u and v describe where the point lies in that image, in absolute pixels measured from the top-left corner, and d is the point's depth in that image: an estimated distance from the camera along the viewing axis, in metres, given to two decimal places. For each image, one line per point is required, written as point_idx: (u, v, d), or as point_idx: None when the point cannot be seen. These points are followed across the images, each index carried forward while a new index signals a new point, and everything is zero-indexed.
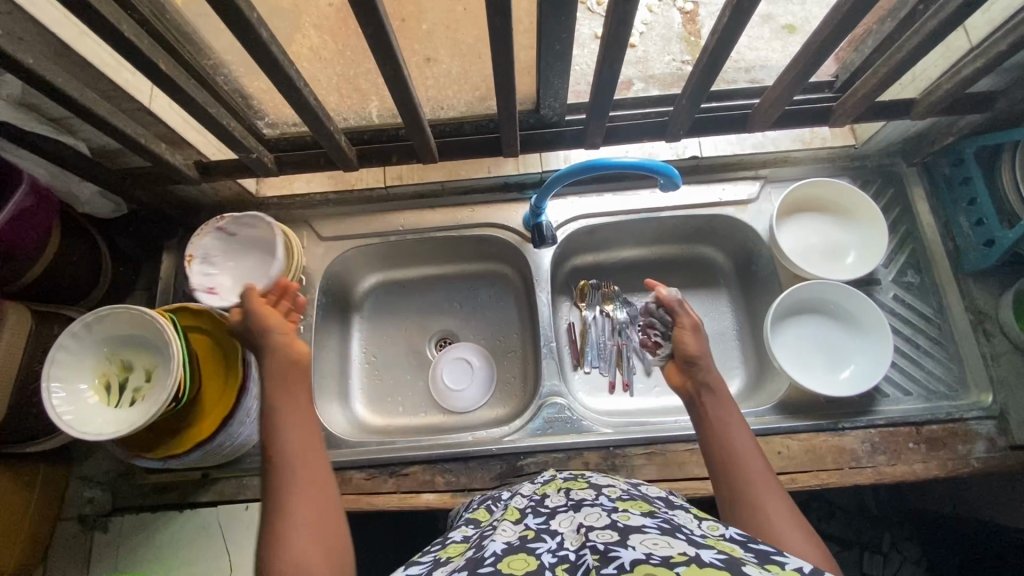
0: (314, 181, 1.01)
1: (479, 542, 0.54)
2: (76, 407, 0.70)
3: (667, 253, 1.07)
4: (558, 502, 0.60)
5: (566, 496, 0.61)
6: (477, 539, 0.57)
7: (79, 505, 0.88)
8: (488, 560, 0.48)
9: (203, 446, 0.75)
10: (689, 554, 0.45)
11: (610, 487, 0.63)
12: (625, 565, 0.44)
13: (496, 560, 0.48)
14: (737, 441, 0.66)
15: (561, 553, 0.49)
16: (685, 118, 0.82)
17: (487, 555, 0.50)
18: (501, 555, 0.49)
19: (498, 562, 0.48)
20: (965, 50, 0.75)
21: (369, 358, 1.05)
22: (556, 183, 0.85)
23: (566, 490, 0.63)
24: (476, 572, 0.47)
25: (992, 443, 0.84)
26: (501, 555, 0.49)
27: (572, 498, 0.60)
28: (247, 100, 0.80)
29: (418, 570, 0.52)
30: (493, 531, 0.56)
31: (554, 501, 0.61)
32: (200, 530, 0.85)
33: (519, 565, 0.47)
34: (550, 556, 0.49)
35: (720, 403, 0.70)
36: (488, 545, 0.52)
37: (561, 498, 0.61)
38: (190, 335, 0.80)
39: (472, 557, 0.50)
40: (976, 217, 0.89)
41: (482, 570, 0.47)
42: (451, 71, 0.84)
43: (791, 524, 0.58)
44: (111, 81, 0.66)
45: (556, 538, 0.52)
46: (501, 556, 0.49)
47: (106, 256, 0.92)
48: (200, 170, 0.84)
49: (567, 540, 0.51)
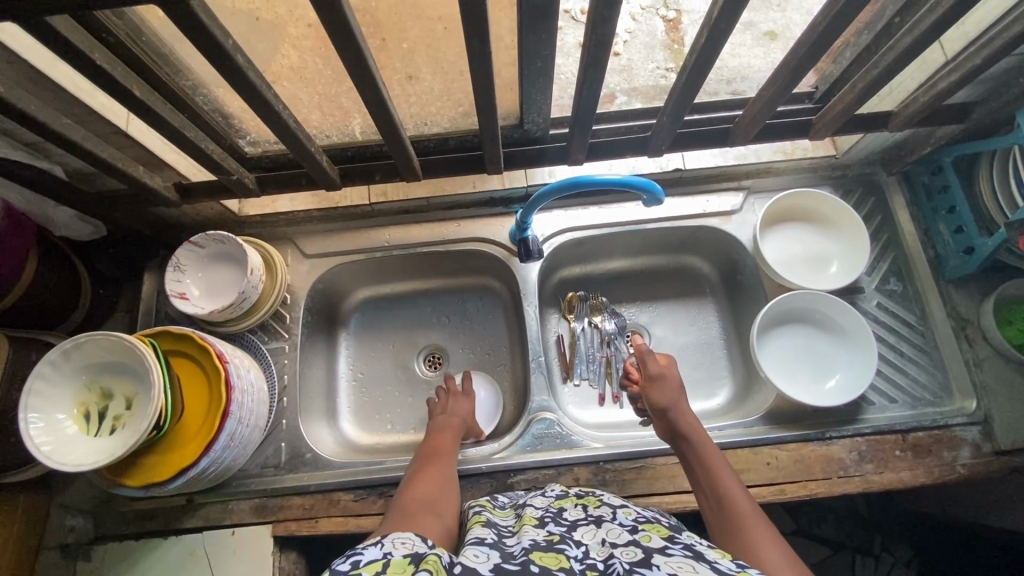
0: (298, 199, 1.00)
1: (505, 536, 0.57)
2: (54, 437, 0.69)
3: (653, 264, 1.07)
4: (577, 516, 0.62)
5: (585, 511, 0.63)
6: (498, 527, 0.61)
7: (62, 534, 0.86)
8: (521, 552, 0.51)
9: (186, 472, 0.74)
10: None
11: (625, 508, 0.65)
12: None
13: (527, 552, 0.52)
14: (722, 482, 0.70)
15: (588, 561, 0.52)
16: (666, 134, 0.82)
17: (518, 550, 0.53)
18: (532, 548, 0.52)
19: (531, 554, 0.51)
20: (940, 63, 0.76)
21: (356, 375, 1.04)
22: (541, 200, 0.85)
23: (583, 505, 0.65)
24: (509, 562, 0.50)
25: (977, 449, 0.85)
26: (531, 548, 0.52)
27: (591, 513, 0.62)
28: (226, 120, 0.79)
29: None
30: (516, 532, 0.58)
31: (573, 514, 0.63)
32: (185, 557, 0.83)
33: (552, 561, 0.50)
34: (578, 562, 0.51)
35: (702, 446, 0.75)
36: (517, 540, 0.55)
37: (579, 512, 0.63)
38: (170, 360, 0.79)
39: (506, 545, 0.54)
40: (955, 224, 0.90)
41: (516, 559, 0.50)
42: (433, 88, 0.84)
43: (779, 557, 0.58)
44: (86, 107, 0.65)
45: (580, 547, 0.54)
46: (532, 550, 0.52)
47: (85, 279, 0.90)
48: (180, 191, 0.83)
49: (592, 550, 0.54)
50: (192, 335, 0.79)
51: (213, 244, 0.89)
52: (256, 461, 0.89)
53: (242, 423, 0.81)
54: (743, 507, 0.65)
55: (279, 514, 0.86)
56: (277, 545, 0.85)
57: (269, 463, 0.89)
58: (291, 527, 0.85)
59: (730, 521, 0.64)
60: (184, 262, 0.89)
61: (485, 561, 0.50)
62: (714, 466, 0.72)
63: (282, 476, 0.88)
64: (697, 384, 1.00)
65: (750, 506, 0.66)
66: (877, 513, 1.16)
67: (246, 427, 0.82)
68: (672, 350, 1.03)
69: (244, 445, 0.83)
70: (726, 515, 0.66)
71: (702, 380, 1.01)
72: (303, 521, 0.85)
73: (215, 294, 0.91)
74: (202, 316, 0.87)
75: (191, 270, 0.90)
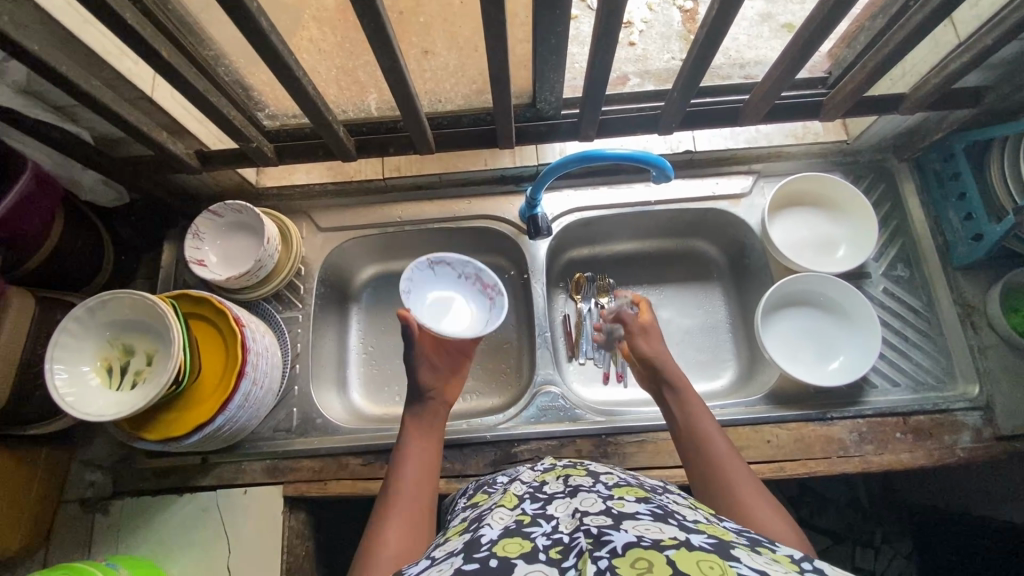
0: (314, 172, 1.03)
1: (474, 526, 0.55)
2: (77, 388, 0.72)
3: (661, 247, 1.08)
4: (556, 489, 0.61)
5: (565, 483, 0.62)
6: (475, 520, 0.58)
7: (81, 487, 0.89)
8: (484, 544, 0.50)
9: (202, 429, 0.76)
10: (680, 538, 0.46)
11: (607, 474, 0.64)
12: (617, 549, 0.44)
13: (490, 543, 0.50)
14: (705, 425, 0.71)
15: (555, 536, 0.50)
16: (676, 112, 0.83)
17: (482, 541, 0.50)
18: (496, 539, 0.51)
19: (493, 546, 0.49)
20: (953, 46, 0.76)
21: (367, 348, 1.06)
22: (550, 175, 0.86)
23: (565, 477, 0.64)
24: (472, 556, 0.48)
25: (977, 434, 0.86)
26: (497, 538, 0.51)
27: (569, 484, 0.61)
28: (248, 90, 0.82)
29: None
30: (489, 516, 0.57)
31: (553, 487, 0.62)
32: (198, 514, 0.87)
33: (513, 548, 0.48)
34: (544, 539, 0.50)
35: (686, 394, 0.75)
36: (485, 530, 0.53)
37: (558, 485, 0.61)
38: (189, 321, 0.82)
39: (470, 539, 0.52)
40: (965, 212, 0.90)
41: (477, 554, 0.48)
42: (449, 63, 0.85)
43: (762, 504, 0.61)
44: (114, 70, 0.68)
45: (551, 522, 0.53)
46: (496, 541, 0.50)
47: (108, 244, 0.93)
48: (201, 159, 0.85)
49: (562, 523, 0.52)
50: (211, 299, 0.81)
51: (231, 213, 0.92)
52: (268, 425, 0.92)
53: (257, 385, 0.83)
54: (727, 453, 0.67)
55: (290, 475, 0.89)
56: (287, 505, 0.88)
57: (280, 426, 0.92)
58: (301, 488, 0.88)
59: (714, 468, 0.66)
60: (204, 230, 0.92)
61: (445, 569, 0.47)
62: (696, 411, 0.73)
63: (294, 440, 0.91)
64: (702, 366, 1.01)
65: (731, 451, 0.68)
66: (879, 506, 1.16)
67: (260, 389, 0.84)
68: (677, 331, 1.04)
69: (258, 407, 0.86)
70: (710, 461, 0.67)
71: (707, 362, 1.02)
72: (312, 482, 0.88)
73: (231, 262, 0.93)
74: (220, 282, 0.89)
75: (209, 237, 0.92)
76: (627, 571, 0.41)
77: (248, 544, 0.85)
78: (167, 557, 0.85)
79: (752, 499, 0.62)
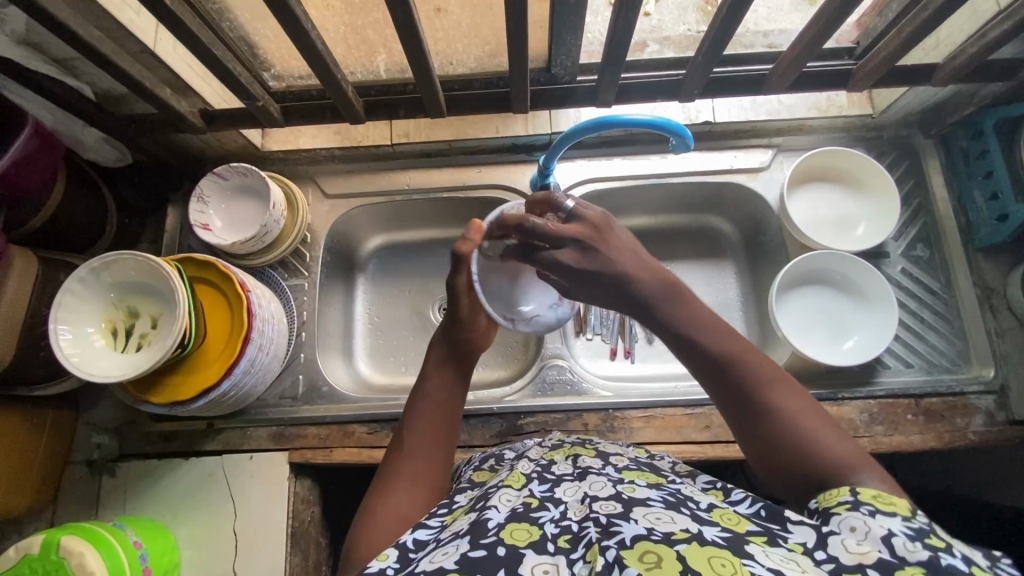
0: (320, 136, 1.00)
1: (480, 505, 0.54)
2: (83, 349, 0.71)
3: (673, 222, 1.06)
4: (565, 470, 0.60)
5: (574, 463, 0.61)
6: (481, 498, 0.57)
7: (88, 450, 0.89)
8: (490, 527, 0.49)
9: (207, 394, 0.76)
10: (691, 531, 0.46)
11: (617, 455, 0.63)
12: (626, 541, 0.44)
13: (498, 528, 0.49)
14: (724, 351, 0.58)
15: (564, 524, 0.50)
16: (700, 77, 0.80)
17: (489, 521, 0.50)
18: (504, 522, 0.50)
19: (502, 531, 0.49)
20: (993, 13, 0.73)
21: (372, 318, 1.05)
22: (564, 143, 0.83)
23: (574, 457, 0.62)
24: (479, 543, 0.47)
25: (990, 417, 0.84)
26: (503, 521, 0.50)
27: (579, 465, 0.60)
28: (252, 48, 0.78)
29: (426, 535, 0.54)
30: (494, 496, 0.55)
31: (562, 468, 0.60)
32: (204, 477, 0.87)
33: (522, 536, 0.48)
34: (553, 526, 0.50)
35: (689, 320, 0.60)
36: (490, 511, 0.52)
37: (568, 466, 0.60)
38: (194, 287, 0.81)
39: (476, 521, 0.51)
40: (991, 191, 0.88)
41: (484, 540, 0.48)
42: (461, 23, 0.80)
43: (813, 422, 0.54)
44: (114, 20, 0.66)
45: (560, 507, 0.52)
46: (504, 524, 0.50)
47: (112, 206, 0.91)
48: (206, 118, 0.83)
49: (571, 510, 0.52)
50: (216, 264, 0.80)
51: (235, 176, 0.90)
52: (274, 392, 0.92)
53: (262, 352, 0.83)
54: (759, 375, 0.57)
55: (295, 443, 0.89)
56: (291, 471, 0.87)
57: (286, 394, 0.92)
58: (307, 455, 0.88)
59: (741, 400, 0.56)
60: (207, 193, 0.90)
61: (451, 553, 0.47)
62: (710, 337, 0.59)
63: (300, 407, 0.91)
64: None
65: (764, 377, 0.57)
66: None
67: (265, 356, 0.84)
68: None
69: (263, 374, 0.85)
70: (736, 397, 0.57)
71: None
72: (318, 449, 0.88)
73: (238, 228, 0.92)
74: (225, 247, 0.89)
75: (213, 200, 0.91)
76: (636, 566, 0.42)
77: (253, 508, 0.85)
78: (174, 520, 0.85)
79: (798, 431, 0.54)
